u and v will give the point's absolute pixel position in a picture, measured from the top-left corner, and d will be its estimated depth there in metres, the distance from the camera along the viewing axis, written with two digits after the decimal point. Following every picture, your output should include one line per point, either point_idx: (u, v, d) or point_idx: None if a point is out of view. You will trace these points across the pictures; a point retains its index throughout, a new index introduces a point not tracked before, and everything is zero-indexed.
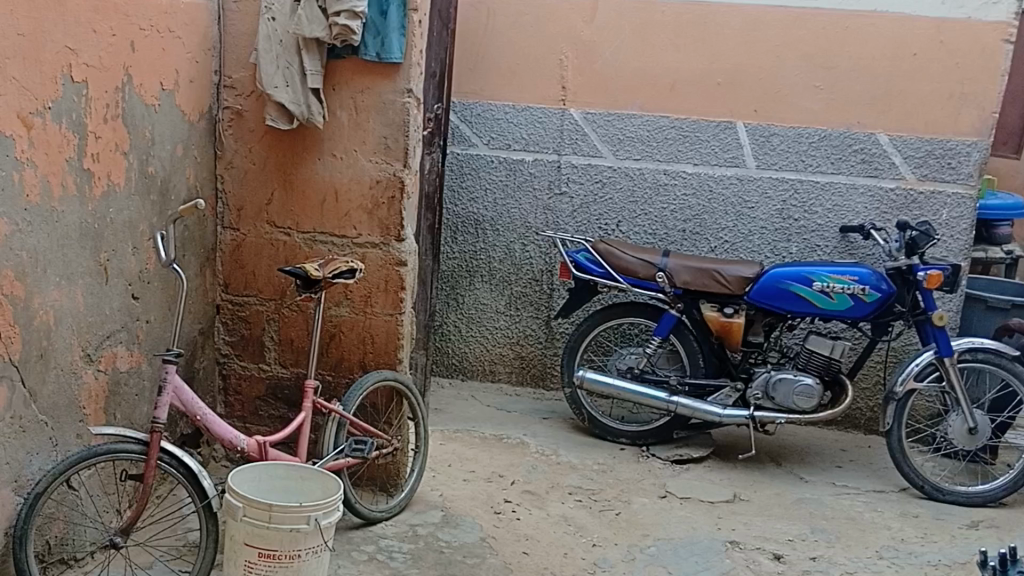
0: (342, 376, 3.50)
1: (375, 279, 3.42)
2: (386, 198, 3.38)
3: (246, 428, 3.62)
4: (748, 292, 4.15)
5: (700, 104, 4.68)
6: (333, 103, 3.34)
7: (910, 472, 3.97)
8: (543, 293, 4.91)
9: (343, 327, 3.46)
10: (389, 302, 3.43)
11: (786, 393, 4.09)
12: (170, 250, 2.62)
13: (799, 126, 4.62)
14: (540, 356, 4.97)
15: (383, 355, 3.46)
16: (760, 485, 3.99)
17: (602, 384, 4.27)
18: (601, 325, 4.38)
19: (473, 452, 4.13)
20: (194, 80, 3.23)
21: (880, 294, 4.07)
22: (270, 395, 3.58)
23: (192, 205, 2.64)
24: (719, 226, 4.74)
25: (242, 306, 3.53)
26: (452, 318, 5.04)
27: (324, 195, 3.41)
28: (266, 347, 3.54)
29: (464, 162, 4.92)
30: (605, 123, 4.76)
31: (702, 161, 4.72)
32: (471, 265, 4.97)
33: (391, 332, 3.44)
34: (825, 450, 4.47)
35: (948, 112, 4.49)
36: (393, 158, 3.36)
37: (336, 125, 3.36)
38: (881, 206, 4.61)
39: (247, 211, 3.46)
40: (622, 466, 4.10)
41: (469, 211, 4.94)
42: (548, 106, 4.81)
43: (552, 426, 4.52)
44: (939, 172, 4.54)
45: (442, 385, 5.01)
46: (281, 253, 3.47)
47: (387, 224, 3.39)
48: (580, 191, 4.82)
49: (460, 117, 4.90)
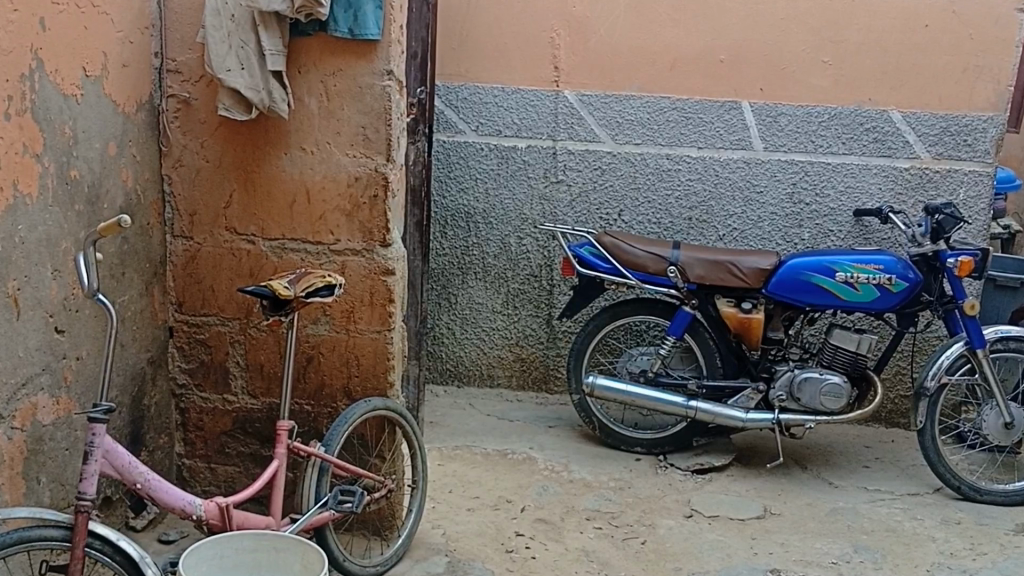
0: (324, 404, 3.04)
1: (358, 292, 2.96)
2: (367, 197, 2.91)
3: (211, 468, 3.14)
4: (765, 286, 3.80)
5: (702, 83, 4.29)
6: (299, 88, 2.86)
7: (946, 473, 3.72)
8: (542, 289, 4.49)
9: (323, 348, 3.00)
10: (376, 318, 2.97)
11: (813, 393, 3.77)
12: (93, 276, 2.10)
13: (808, 104, 4.27)
14: (541, 358, 4.56)
15: (371, 378, 3.01)
16: (789, 495, 3.69)
17: (614, 390, 3.89)
18: (609, 325, 3.99)
19: (476, 472, 3.71)
20: (127, 65, 2.72)
21: (908, 283, 3.77)
22: (239, 430, 3.10)
23: (116, 221, 2.07)
24: (727, 212, 4.37)
25: (200, 328, 3.03)
26: (444, 319, 4.59)
27: (294, 195, 2.93)
28: (231, 375, 3.06)
29: (450, 151, 4.46)
30: (601, 105, 4.35)
31: (706, 144, 4.34)
32: (463, 262, 4.53)
33: (380, 352, 2.99)
34: (849, 449, 4.19)
35: (963, 87, 4.18)
36: (374, 151, 2.89)
37: (304, 114, 2.88)
38: (897, 187, 4.28)
39: (202, 216, 2.97)
40: (639, 481, 3.73)
41: (459, 203, 4.49)
42: (538, 88, 4.37)
43: (558, 436, 4.13)
44: (955, 150, 4.23)
45: (437, 394, 4.56)
46: (245, 265, 2.98)
47: (369, 227, 2.93)
48: (577, 179, 4.40)
49: (444, 102, 4.43)
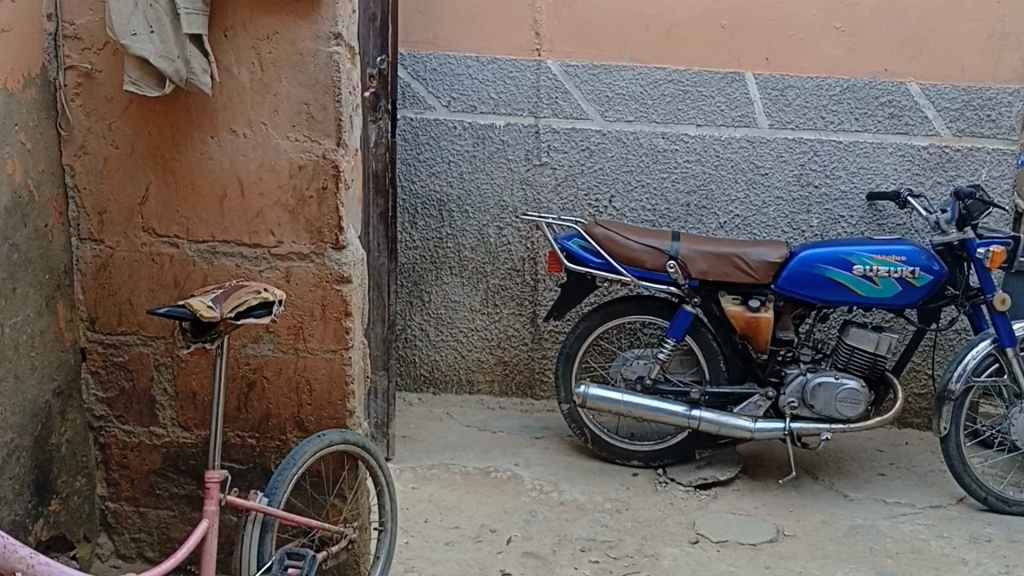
0: (271, 437, 2.60)
1: (308, 305, 2.52)
2: (315, 189, 2.46)
3: (140, 513, 2.64)
4: (775, 281, 3.38)
5: (701, 52, 3.83)
6: (227, 56, 2.42)
7: (971, 483, 3.36)
8: (525, 285, 4.03)
9: (268, 372, 2.56)
10: (331, 335, 2.53)
11: (827, 399, 3.37)
12: None
13: (818, 75, 3.83)
14: (526, 361, 4.10)
15: (326, 407, 2.57)
16: (801, 512, 3.32)
17: (609, 399, 3.46)
18: (601, 327, 3.56)
19: (455, 497, 3.28)
20: (7, 30, 2.23)
21: (932, 277, 3.35)
22: (171, 468, 2.61)
23: None
24: (728, 197, 3.93)
25: (118, 349, 2.54)
26: (415, 320, 4.11)
27: (223, 187, 2.48)
28: (158, 405, 2.57)
29: (418, 130, 3.94)
30: (589, 77, 3.86)
31: (705, 121, 3.88)
32: (437, 255, 4.04)
33: (337, 375, 2.55)
34: (861, 453, 3.82)
35: (987, 55, 3.78)
36: (322, 134, 2.44)
37: (234, 88, 2.44)
38: (913, 167, 3.88)
39: (113, 215, 2.48)
40: (637, 502, 3.32)
41: (430, 188, 3.99)
42: (517, 58, 3.87)
43: (546, 449, 3.70)
44: (977, 126, 3.84)
45: (410, 402, 4.10)
46: (168, 273, 2.51)
47: (317, 227, 2.48)
48: (563, 161, 3.93)
49: (410, 74, 3.91)
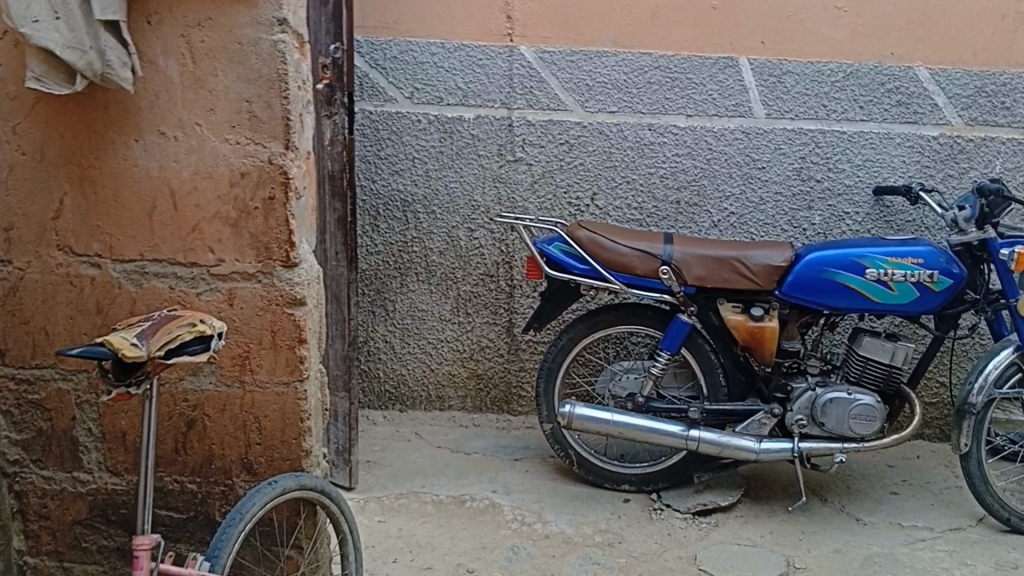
0: (214, 482, 2.28)
1: (254, 331, 2.19)
2: (259, 200, 2.13)
3: (65, 568, 2.40)
4: (779, 287, 3.09)
5: (691, 36, 3.52)
6: (151, 45, 2.07)
7: (993, 503, 3.06)
8: (500, 292, 3.71)
9: (208, 409, 2.24)
10: (282, 366, 2.20)
11: (838, 416, 3.08)
12: None
13: (818, 60, 3.53)
14: (503, 374, 3.79)
15: (277, 447, 2.25)
16: (812, 540, 3.03)
17: (598, 420, 3.15)
18: (587, 340, 3.26)
19: (428, 532, 2.97)
20: None
21: (952, 281, 3.07)
22: (99, 518, 2.36)
23: None
24: (721, 193, 3.63)
25: (33, 386, 2.28)
26: (379, 332, 3.78)
27: (152, 199, 2.14)
28: (82, 448, 2.31)
29: (379, 124, 3.60)
30: (568, 64, 3.54)
31: (696, 111, 3.57)
32: (402, 260, 3.71)
33: (290, 412, 2.22)
34: (871, 468, 3.55)
35: (1003, 36, 3.50)
36: (265, 135, 2.10)
37: (161, 82, 2.09)
38: (922, 159, 3.59)
39: (22, 232, 2.18)
40: (631, 534, 3.02)
41: (392, 188, 3.65)
42: (488, 45, 3.54)
43: (527, 473, 3.40)
44: (992, 114, 3.56)
45: (375, 421, 3.78)
46: (89, 298, 2.21)
47: (263, 242, 2.14)
48: (540, 155, 3.60)
49: (369, 62, 3.57)
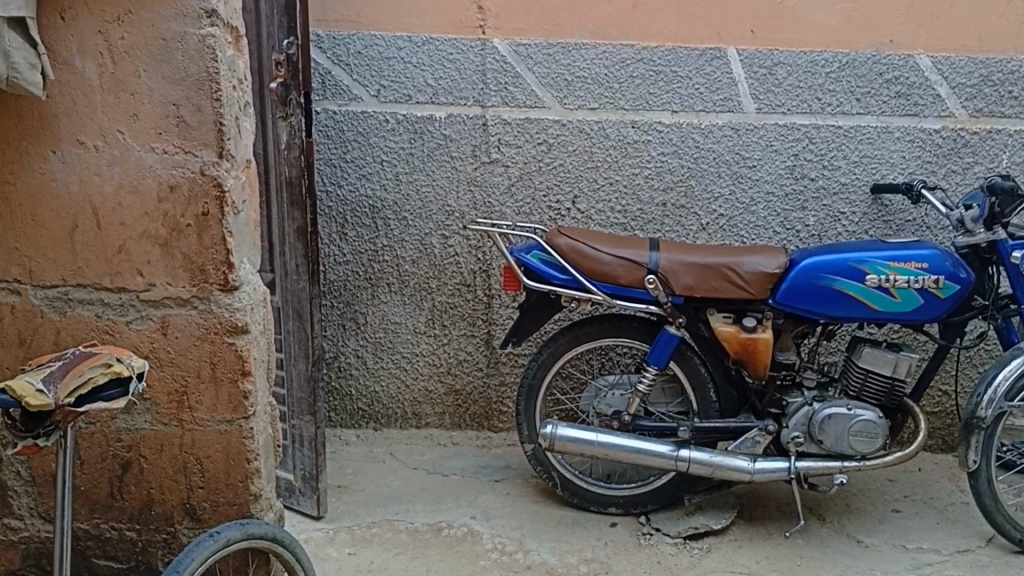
0: (155, 529, 2.07)
1: (192, 363, 1.97)
2: (192, 217, 1.90)
3: None
4: (772, 295, 2.88)
5: (676, 26, 3.29)
6: (65, 43, 1.83)
7: (1005, 523, 2.87)
8: (478, 302, 3.49)
9: (145, 450, 2.02)
10: (224, 403, 1.98)
11: (838, 433, 2.88)
12: None
13: (811, 50, 3.31)
14: (482, 389, 3.58)
15: (222, 491, 2.03)
16: (812, 566, 2.83)
17: (582, 441, 2.92)
18: (568, 354, 3.04)
19: (400, 565, 2.76)
20: None
21: (958, 286, 2.87)
22: (33, 568, 2.14)
23: None
24: (710, 194, 3.41)
25: None
26: (350, 346, 3.56)
27: (72, 216, 1.91)
28: (11, 493, 2.09)
29: (344, 124, 3.36)
30: (545, 58, 3.30)
31: (682, 107, 3.35)
32: (373, 270, 3.48)
33: (234, 452, 2.01)
34: (871, 484, 3.36)
35: (1008, 21, 3.28)
36: (197, 143, 1.87)
37: (79, 86, 1.85)
38: (924, 153, 3.38)
39: None
40: (619, 562, 2.82)
41: (360, 193, 3.42)
42: (458, 38, 3.30)
43: (509, 495, 3.19)
44: (997, 105, 3.35)
45: (349, 441, 3.57)
46: (10, 328, 1.98)
47: (197, 263, 1.92)
48: (517, 156, 3.38)
49: (331, 58, 3.32)
